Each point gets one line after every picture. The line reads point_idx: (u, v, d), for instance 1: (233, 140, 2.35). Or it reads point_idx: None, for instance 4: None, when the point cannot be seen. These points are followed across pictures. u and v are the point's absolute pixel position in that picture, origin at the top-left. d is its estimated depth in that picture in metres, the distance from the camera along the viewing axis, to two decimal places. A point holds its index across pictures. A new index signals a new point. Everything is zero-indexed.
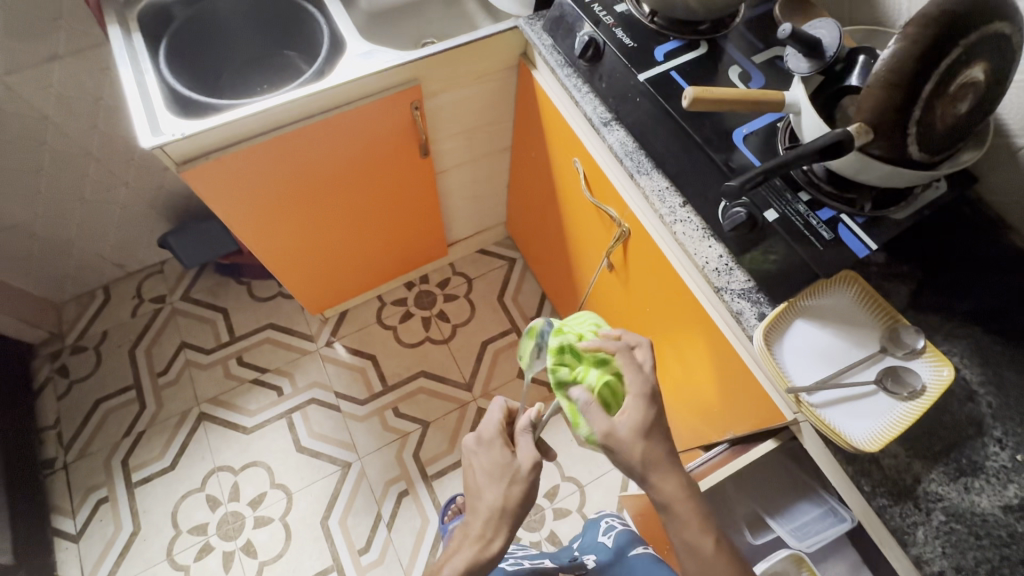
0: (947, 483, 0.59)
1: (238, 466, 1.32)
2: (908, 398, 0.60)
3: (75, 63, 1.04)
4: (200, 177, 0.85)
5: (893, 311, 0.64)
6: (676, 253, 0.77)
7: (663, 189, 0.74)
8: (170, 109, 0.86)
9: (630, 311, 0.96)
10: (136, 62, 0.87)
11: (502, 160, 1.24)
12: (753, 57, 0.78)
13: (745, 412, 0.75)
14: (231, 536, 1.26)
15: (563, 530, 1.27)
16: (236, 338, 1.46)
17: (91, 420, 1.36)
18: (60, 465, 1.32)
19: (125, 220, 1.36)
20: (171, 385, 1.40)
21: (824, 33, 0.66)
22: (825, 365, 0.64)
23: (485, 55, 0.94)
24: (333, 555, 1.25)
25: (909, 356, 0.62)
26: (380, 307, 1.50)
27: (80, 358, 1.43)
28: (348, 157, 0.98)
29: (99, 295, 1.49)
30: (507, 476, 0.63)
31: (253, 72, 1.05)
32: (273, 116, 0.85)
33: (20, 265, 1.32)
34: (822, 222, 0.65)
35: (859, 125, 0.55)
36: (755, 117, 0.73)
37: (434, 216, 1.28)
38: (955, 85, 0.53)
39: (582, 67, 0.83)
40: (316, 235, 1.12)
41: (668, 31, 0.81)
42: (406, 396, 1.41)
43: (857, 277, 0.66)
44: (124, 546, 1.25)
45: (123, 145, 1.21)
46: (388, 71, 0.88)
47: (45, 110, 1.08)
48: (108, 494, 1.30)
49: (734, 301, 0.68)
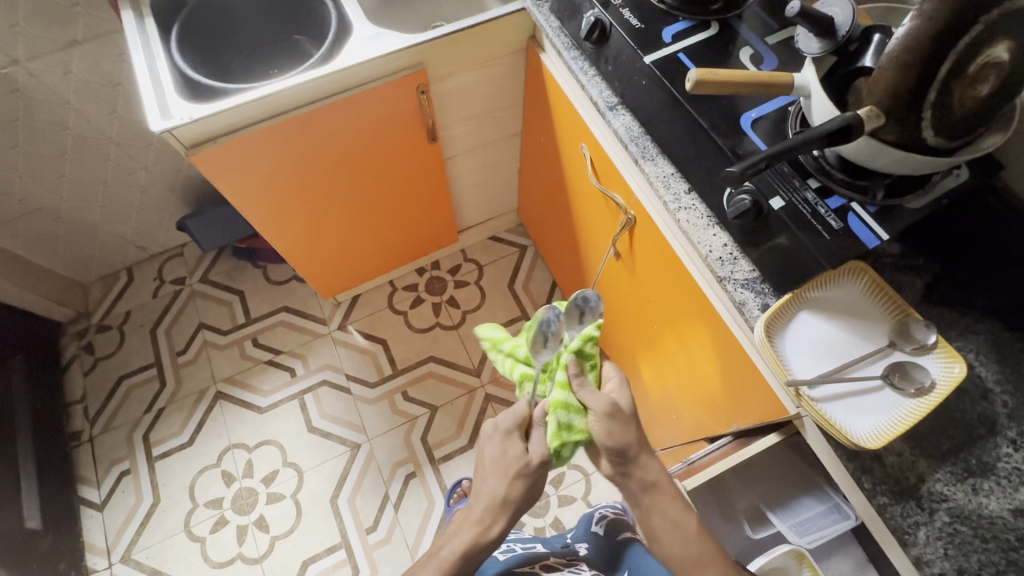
0: (954, 484, 0.57)
1: (252, 444, 1.36)
2: (914, 395, 0.58)
3: (93, 49, 1.06)
4: (209, 160, 0.86)
5: (904, 305, 0.61)
6: (681, 241, 0.75)
7: (667, 175, 0.72)
8: (180, 92, 0.87)
9: (635, 299, 0.95)
10: (147, 45, 0.89)
11: (512, 146, 1.23)
12: (767, 38, 0.75)
13: (748, 406, 0.74)
14: (245, 510, 1.30)
15: (568, 516, 1.27)
16: (252, 320, 1.49)
17: (114, 396, 1.42)
18: (86, 438, 1.38)
19: (146, 204, 1.40)
20: (190, 364, 1.45)
21: (838, 11, 0.65)
22: (829, 359, 0.62)
23: (492, 38, 0.93)
24: (342, 533, 1.28)
25: (919, 351, 0.59)
26: (392, 292, 1.52)
27: (105, 336, 1.48)
28: (355, 142, 0.98)
29: (123, 276, 1.54)
30: (501, 470, 0.62)
31: (262, 55, 1.06)
32: (280, 100, 0.85)
33: (48, 246, 1.37)
34: (831, 210, 0.63)
35: (869, 109, 0.53)
36: (765, 101, 0.71)
37: (442, 201, 1.28)
38: (975, 66, 0.50)
39: (589, 49, 0.81)
40: (323, 218, 1.12)
41: (677, 11, 0.78)
42: (416, 380, 1.42)
43: (867, 268, 0.63)
44: (144, 517, 1.30)
45: (142, 130, 1.24)
46: (393, 54, 0.87)
47: (66, 96, 1.11)
48: (130, 467, 1.35)
49: (736, 291, 0.65)
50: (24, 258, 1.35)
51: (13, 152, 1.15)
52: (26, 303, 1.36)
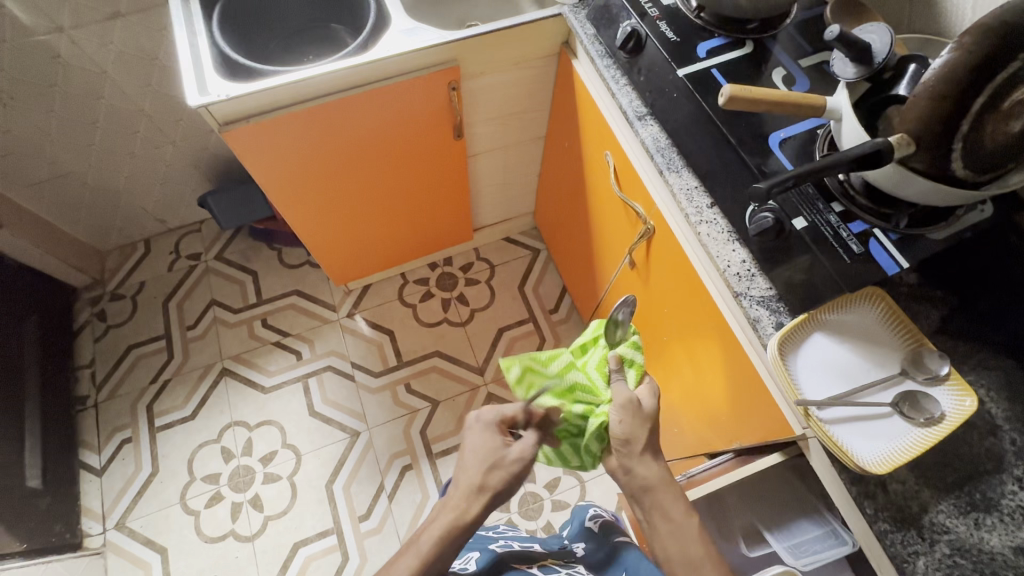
0: (957, 516, 0.57)
1: (253, 424, 1.37)
2: (924, 424, 0.58)
3: (135, 22, 1.08)
4: (241, 137, 0.88)
5: (920, 335, 0.61)
6: (699, 254, 0.75)
7: (691, 188, 0.72)
8: (218, 70, 0.89)
9: (647, 310, 0.95)
10: (190, 23, 0.91)
11: (535, 148, 1.23)
12: (800, 61, 0.76)
13: (753, 424, 0.73)
14: (241, 488, 1.31)
15: (560, 521, 1.28)
16: (263, 301, 1.51)
17: (122, 364, 1.44)
18: (91, 403, 1.40)
19: (169, 178, 1.42)
20: (199, 339, 1.46)
21: (875, 38, 0.65)
22: (840, 381, 0.62)
23: (528, 41, 0.94)
24: (335, 519, 1.28)
25: (931, 382, 0.59)
26: (403, 285, 1.53)
27: (118, 305, 1.50)
28: (383, 132, 1.00)
29: (140, 247, 1.56)
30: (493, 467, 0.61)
31: (298, 40, 1.08)
32: (318, 84, 0.87)
33: (70, 212, 1.39)
34: (853, 234, 0.65)
35: (901, 136, 0.54)
36: (794, 122, 0.72)
37: (462, 197, 1.29)
38: (1010, 102, 0.51)
39: (623, 58, 0.82)
40: (341, 205, 1.13)
41: (714, 28, 0.79)
42: (419, 373, 1.43)
43: (883, 296, 0.63)
44: (141, 485, 1.32)
45: (173, 105, 1.26)
46: (430, 49, 0.88)
47: (104, 66, 1.13)
48: (132, 435, 1.37)
49: (752, 308, 0.66)
50: (46, 222, 1.37)
51: (47, 116, 1.17)
52: (45, 266, 1.38)
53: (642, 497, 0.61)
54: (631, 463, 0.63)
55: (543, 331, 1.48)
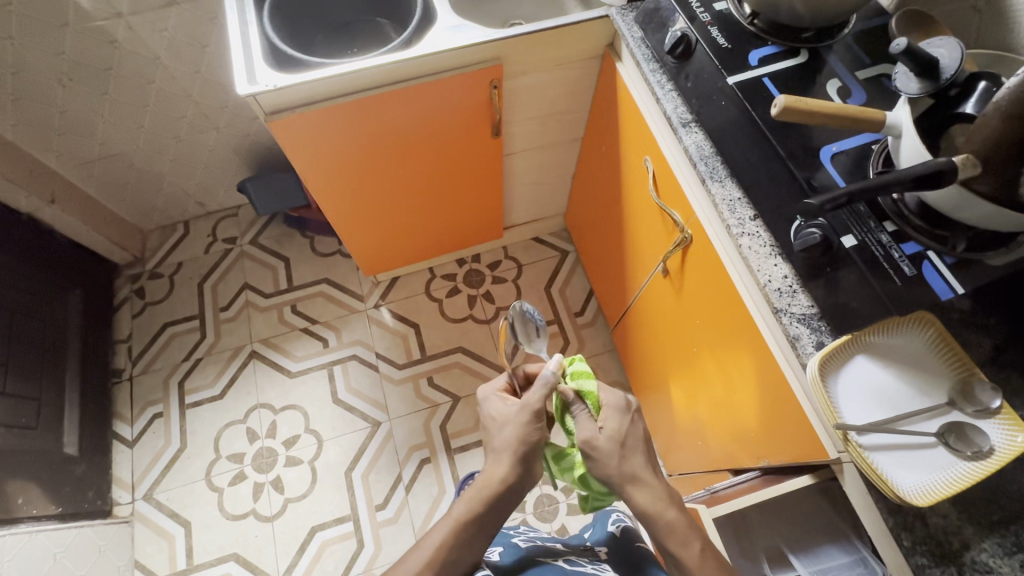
0: (1002, 557, 0.54)
1: (278, 407, 1.40)
2: (970, 458, 0.55)
3: (188, 11, 1.11)
4: (286, 128, 0.89)
5: (971, 364, 0.58)
6: (738, 266, 0.74)
7: (733, 199, 0.71)
8: (266, 60, 0.91)
9: (679, 320, 0.93)
10: (242, 12, 0.93)
11: (572, 149, 1.23)
12: (857, 72, 0.73)
13: (785, 442, 0.71)
14: (263, 469, 1.34)
15: (574, 525, 1.27)
16: (293, 287, 1.54)
17: (157, 340, 1.48)
18: (127, 376, 1.45)
19: (211, 163, 1.46)
20: (230, 320, 1.50)
21: (945, 53, 0.62)
22: (881, 407, 0.60)
23: (573, 42, 0.93)
24: (352, 506, 1.30)
25: (979, 414, 0.56)
26: (430, 279, 1.54)
27: (156, 283, 1.55)
28: (422, 128, 1.00)
29: (180, 229, 1.61)
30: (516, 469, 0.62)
31: (345, 33, 1.10)
32: (362, 78, 0.88)
33: (116, 191, 1.44)
34: (905, 256, 0.63)
35: (965, 157, 0.52)
36: (848, 135, 0.70)
37: (495, 195, 1.29)
38: None
39: (671, 63, 0.80)
40: (377, 197, 1.14)
41: (767, 35, 0.78)
42: (442, 368, 1.44)
43: (933, 321, 0.60)
44: (169, 460, 1.36)
45: (220, 92, 1.29)
46: (475, 46, 0.88)
47: (158, 53, 1.17)
48: (163, 410, 1.41)
49: (792, 325, 0.64)
50: (94, 200, 1.42)
51: (101, 99, 1.22)
52: (90, 243, 1.44)
53: (666, 511, 0.60)
54: (656, 475, 0.62)
55: (567, 334, 1.47)
